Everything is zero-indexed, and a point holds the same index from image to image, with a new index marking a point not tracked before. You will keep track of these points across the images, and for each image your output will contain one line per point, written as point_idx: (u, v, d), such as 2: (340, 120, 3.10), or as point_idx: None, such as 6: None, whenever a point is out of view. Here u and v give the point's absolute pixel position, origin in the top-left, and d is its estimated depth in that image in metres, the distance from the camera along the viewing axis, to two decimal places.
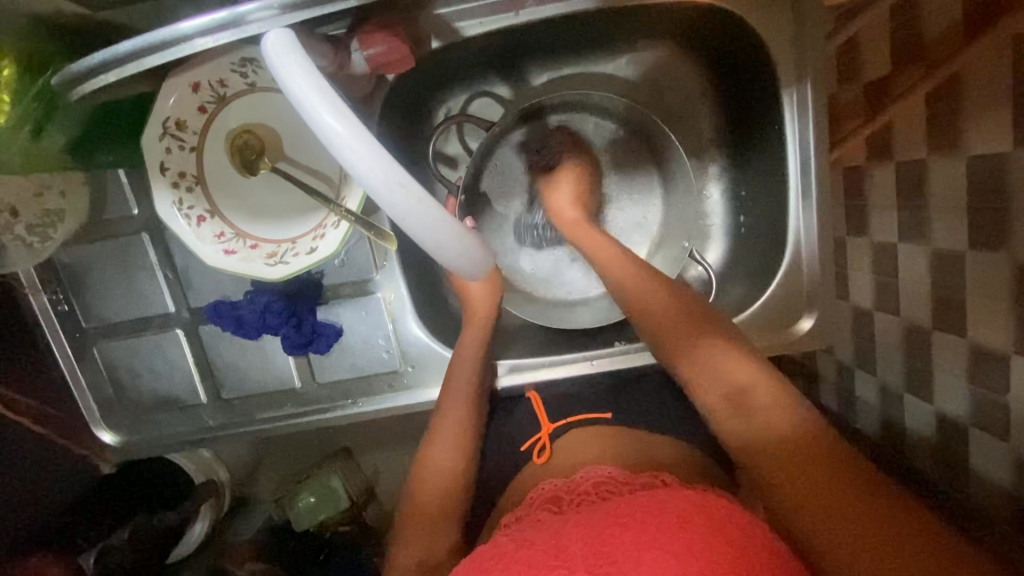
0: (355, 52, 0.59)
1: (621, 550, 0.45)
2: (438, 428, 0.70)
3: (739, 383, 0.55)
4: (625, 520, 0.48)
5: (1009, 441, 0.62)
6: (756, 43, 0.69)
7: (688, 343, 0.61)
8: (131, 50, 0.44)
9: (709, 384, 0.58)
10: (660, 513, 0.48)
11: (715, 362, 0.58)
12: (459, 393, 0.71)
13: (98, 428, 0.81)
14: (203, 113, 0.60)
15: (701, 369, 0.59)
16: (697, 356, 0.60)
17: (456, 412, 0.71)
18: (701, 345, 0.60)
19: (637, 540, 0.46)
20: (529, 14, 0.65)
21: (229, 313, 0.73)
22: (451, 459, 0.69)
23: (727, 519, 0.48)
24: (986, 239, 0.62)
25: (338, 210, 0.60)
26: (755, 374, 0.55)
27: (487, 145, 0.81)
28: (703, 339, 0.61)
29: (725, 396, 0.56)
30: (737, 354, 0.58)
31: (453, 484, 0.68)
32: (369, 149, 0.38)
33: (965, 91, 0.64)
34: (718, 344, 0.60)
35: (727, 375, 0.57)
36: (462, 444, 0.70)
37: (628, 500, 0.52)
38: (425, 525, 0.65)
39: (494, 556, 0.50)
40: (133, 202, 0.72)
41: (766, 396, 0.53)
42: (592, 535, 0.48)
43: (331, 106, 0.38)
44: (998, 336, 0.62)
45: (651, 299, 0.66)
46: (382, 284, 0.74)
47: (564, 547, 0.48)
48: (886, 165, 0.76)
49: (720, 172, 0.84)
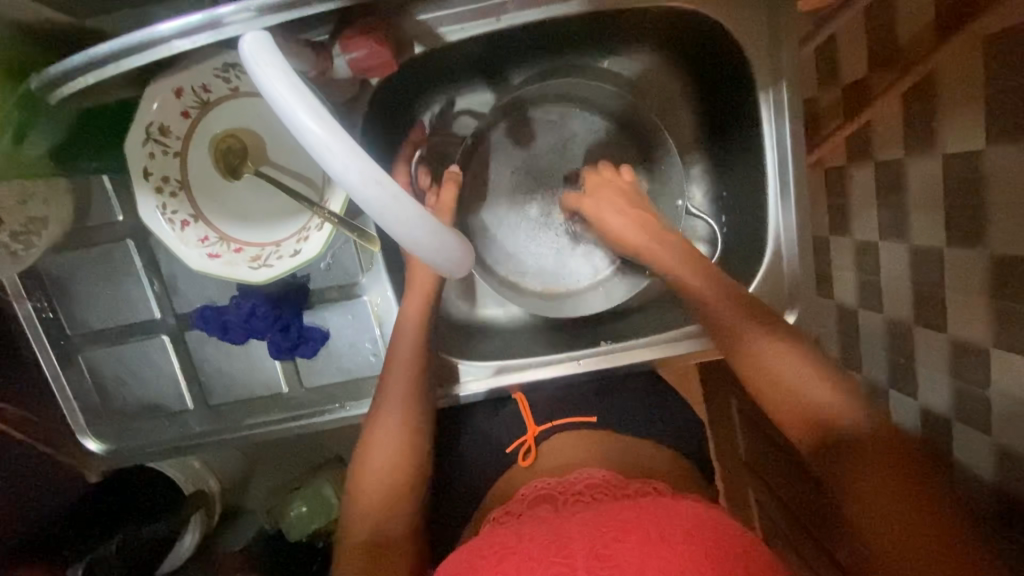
0: (337, 57, 0.60)
1: (624, 557, 0.46)
2: (379, 412, 0.66)
3: (817, 403, 0.55)
4: (628, 527, 0.48)
5: (990, 434, 0.63)
6: (734, 46, 0.70)
7: (744, 340, 0.61)
8: (109, 51, 0.44)
9: (778, 395, 0.57)
10: (660, 520, 0.49)
11: (789, 372, 0.57)
12: (398, 374, 0.67)
13: (85, 436, 0.80)
14: (186, 118, 0.61)
15: (763, 369, 0.59)
16: (764, 361, 0.59)
17: (396, 396, 0.66)
18: (755, 341, 0.60)
19: (641, 545, 0.46)
20: (509, 19, 0.66)
21: (216, 319, 0.73)
22: (398, 443, 0.65)
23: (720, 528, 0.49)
24: (963, 236, 0.63)
25: (320, 212, 0.60)
26: (801, 372, 0.57)
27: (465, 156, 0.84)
28: (762, 338, 0.60)
29: (781, 393, 0.57)
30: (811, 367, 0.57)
31: (401, 468, 0.64)
32: (343, 146, 0.39)
33: (939, 92, 0.65)
34: (760, 338, 0.60)
35: (783, 376, 0.57)
36: (404, 427, 0.66)
37: (629, 504, 0.53)
38: (376, 509, 0.61)
39: (488, 547, 0.51)
40: (118, 209, 0.72)
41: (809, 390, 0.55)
42: (592, 533, 0.48)
43: (305, 104, 0.39)
44: (975, 330, 0.63)
45: (705, 288, 0.65)
46: (368, 288, 0.74)
47: (564, 541, 0.48)
48: (866, 166, 0.78)
49: (702, 174, 0.85)
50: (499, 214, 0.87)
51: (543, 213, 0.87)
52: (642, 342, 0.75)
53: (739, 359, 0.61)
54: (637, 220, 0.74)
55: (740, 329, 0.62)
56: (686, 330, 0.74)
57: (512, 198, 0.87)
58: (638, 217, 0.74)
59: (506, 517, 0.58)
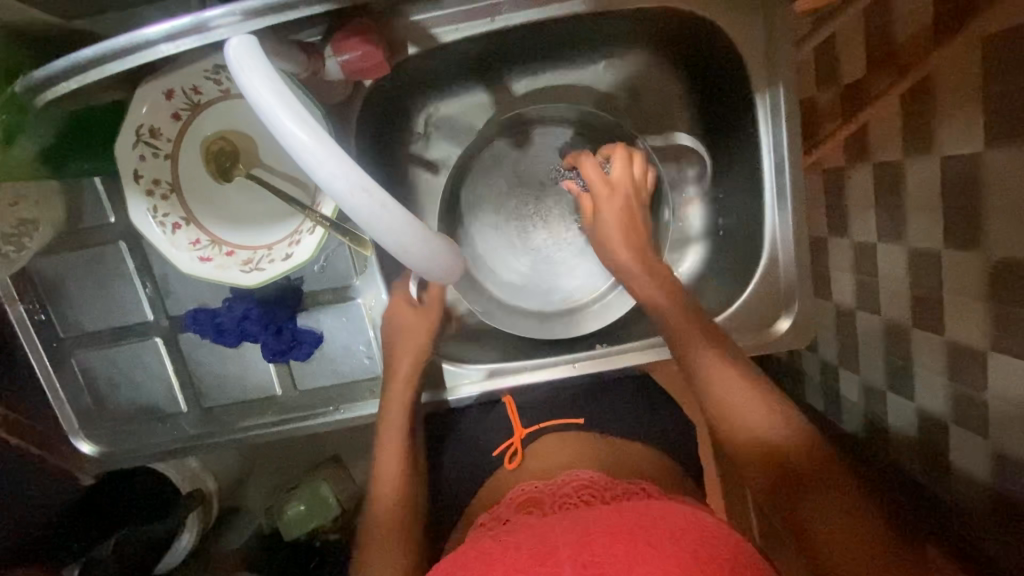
0: (329, 59, 0.59)
1: (610, 562, 0.45)
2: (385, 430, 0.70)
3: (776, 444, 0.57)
4: (615, 535, 0.48)
5: (988, 437, 0.62)
6: (730, 47, 0.70)
7: (710, 373, 0.62)
8: (94, 56, 0.44)
9: (739, 432, 0.59)
10: (650, 528, 0.48)
11: (750, 412, 0.59)
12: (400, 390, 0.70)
13: (78, 438, 0.79)
14: (177, 120, 0.60)
15: (727, 406, 0.60)
16: (726, 399, 0.60)
17: (400, 408, 0.70)
18: (718, 374, 0.61)
19: (628, 554, 0.46)
20: (504, 19, 0.66)
21: (209, 321, 0.73)
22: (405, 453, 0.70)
23: (712, 541, 0.48)
24: (962, 239, 0.62)
25: (312, 215, 0.60)
26: (750, 397, 0.59)
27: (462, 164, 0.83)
28: (724, 373, 0.61)
29: (730, 417, 0.59)
30: (769, 409, 0.58)
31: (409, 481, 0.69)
32: (330, 154, 0.39)
33: (937, 94, 0.65)
34: (714, 359, 0.62)
35: (736, 402, 0.59)
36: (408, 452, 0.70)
37: (615, 509, 0.52)
38: (387, 534, 0.65)
39: (477, 554, 0.51)
40: (110, 211, 0.71)
41: (754, 412, 0.58)
42: (579, 540, 0.48)
43: (291, 112, 0.38)
44: (973, 333, 0.63)
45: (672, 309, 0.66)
46: (362, 290, 0.73)
47: (550, 547, 0.48)
48: (864, 167, 0.78)
49: (699, 175, 0.85)
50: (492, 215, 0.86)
51: (540, 217, 0.86)
52: (640, 346, 0.74)
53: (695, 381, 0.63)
54: (628, 228, 0.72)
55: (697, 352, 0.63)
56: None
57: (508, 202, 0.86)
58: (626, 226, 0.72)
59: (494, 522, 0.58)
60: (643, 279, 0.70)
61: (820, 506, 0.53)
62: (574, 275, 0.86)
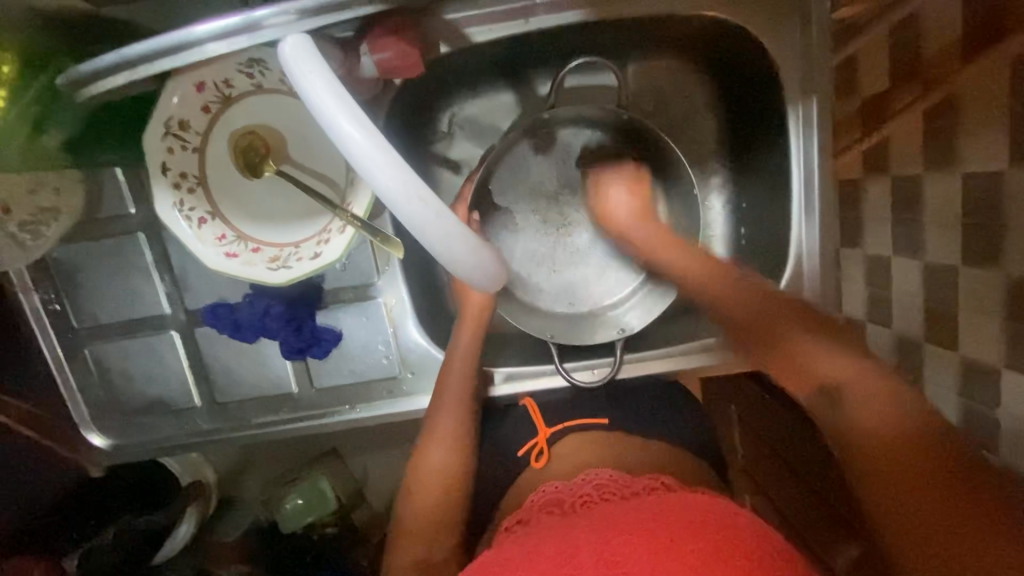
0: (364, 56, 0.59)
1: (632, 558, 0.45)
2: (432, 420, 0.69)
3: (835, 380, 0.60)
4: (635, 530, 0.47)
5: (1000, 455, 0.61)
6: (763, 54, 0.69)
7: (785, 341, 0.66)
8: (141, 54, 0.43)
9: (798, 376, 0.64)
10: (674, 521, 0.47)
11: (809, 359, 0.63)
12: (452, 393, 0.69)
13: (90, 432, 0.79)
14: (206, 113, 0.59)
15: (790, 361, 0.65)
16: (792, 354, 0.65)
17: (450, 407, 0.69)
18: (803, 349, 0.64)
19: (650, 550, 0.45)
20: (539, 22, 0.65)
21: (228, 317, 0.72)
22: (450, 453, 0.68)
23: (736, 532, 0.47)
24: (978, 256, 0.62)
25: (343, 215, 0.59)
26: (849, 370, 0.60)
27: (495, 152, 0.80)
28: (808, 342, 0.64)
29: (815, 386, 0.62)
30: (834, 351, 0.62)
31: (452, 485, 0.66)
32: (390, 160, 0.38)
33: (961, 113, 0.64)
34: (795, 334, 0.65)
35: (825, 370, 0.61)
36: (454, 453, 0.68)
37: (635, 506, 0.51)
38: (422, 530, 0.63)
39: (503, 562, 0.49)
40: (130, 202, 0.70)
41: (858, 390, 0.58)
42: (598, 537, 0.47)
43: (353, 117, 0.38)
44: (987, 350, 0.62)
45: (713, 285, 0.71)
46: (383, 289, 0.73)
47: (572, 548, 0.47)
48: (882, 180, 0.76)
49: (722, 183, 0.84)
50: (520, 223, 0.85)
51: (570, 217, 0.85)
52: (660, 355, 0.77)
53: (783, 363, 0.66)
54: (640, 204, 0.79)
55: (774, 328, 0.67)
56: (700, 344, 0.76)
57: (535, 201, 0.85)
58: (633, 210, 0.79)
59: (518, 526, 0.57)
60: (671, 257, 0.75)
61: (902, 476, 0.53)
62: (597, 277, 0.86)
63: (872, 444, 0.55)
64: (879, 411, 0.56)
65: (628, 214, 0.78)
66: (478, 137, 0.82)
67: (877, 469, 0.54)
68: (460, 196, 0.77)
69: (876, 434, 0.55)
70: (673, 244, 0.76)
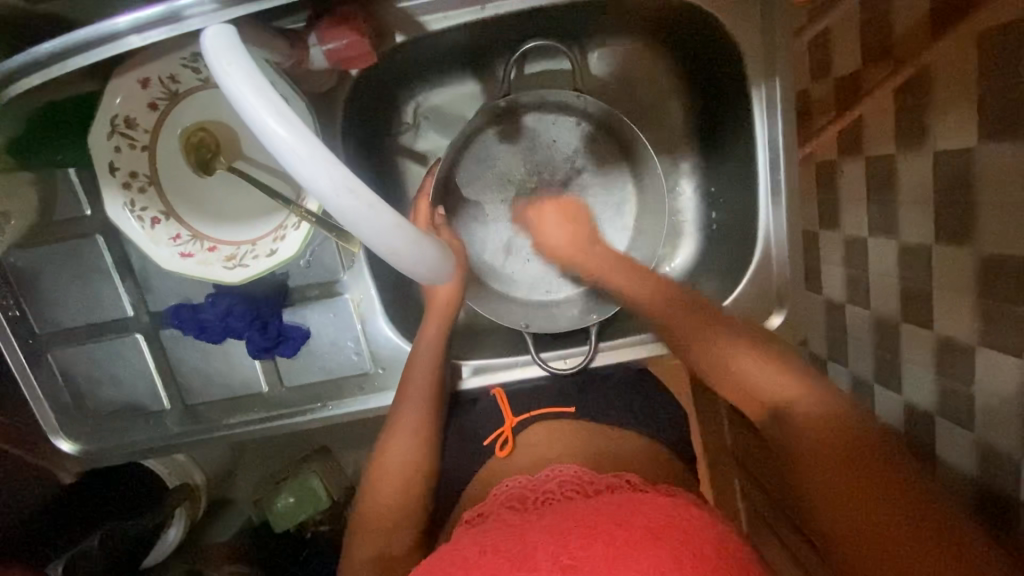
0: (313, 47, 0.57)
1: (588, 563, 0.44)
2: (399, 417, 0.69)
3: (778, 399, 0.56)
4: (594, 533, 0.46)
5: (973, 430, 0.61)
6: (725, 32, 0.68)
7: (711, 355, 0.63)
8: (54, 51, 0.43)
9: (742, 394, 0.60)
10: (631, 523, 0.47)
11: (745, 370, 0.59)
12: (418, 389, 0.69)
13: (57, 437, 0.77)
14: (153, 111, 0.58)
15: (728, 377, 0.61)
16: (714, 356, 0.62)
17: (417, 401, 0.69)
18: (738, 361, 0.60)
19: (605, 553, 0.44)
20: (495, 7, 0.63)
21: (191, 317, 0.71)
22: (416, 447, 0.67)
23: (696, 529, 0.47)
24: (951, 233, 0.61)
25: (298, 211, 0.59)
26: (795, 390, 0.56)
27: (461, 141, 0.79)
28: (748, 360, 0.60)
29: (767, 411, 0.57)
30: (765, 362, 0.59)
31: (416, 480, 0.66)
32: (311, 149, 0.37)
33: (931, 88, 0.63)
34: (721, 340, 0.63)
35: (770, 392, 0.57)
36: (420, 448, 0.67)
37: (598, 506, 0.50)
38: (382, 525, 0.62)
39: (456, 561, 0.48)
40: (86, 203, 0.69)
41: (804, 409, 0.54)
42: (556, 540, 0.47)
43: (268, 104, 0.37)
44: (962, 327, 0.61)
45: (631, 284, 0.71)
46: (349, 285, 0.72)
47: (528, 552, 0.46)
48: (856, 161, 0.75)
49: (693, 167, 0.83)
50: (490, 214, 0.84)
51: (540, 207, 0.84)
52: (629, 343, 0.80)
53: (713, 367, 0.62)
54: (572, 229, 0.78)
55: (695, 332, 0.65)
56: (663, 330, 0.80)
57: (502, 190, 0.84)
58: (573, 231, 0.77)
59: (477, 518, 0.56)
60: (623, 281, 0.72)
61: (828, 472, 0.50)
62: None
63: (820, 451, 0.51)
64: (826, 427, 0.52)
65: (564, 241, 0.77)
66: (444, 127, 0.81)
67: (824, 473, 0.50)
68: (422, 191, 0.75)
69: (814, 433, 0.52)
70: (611, 266, 0.73)
